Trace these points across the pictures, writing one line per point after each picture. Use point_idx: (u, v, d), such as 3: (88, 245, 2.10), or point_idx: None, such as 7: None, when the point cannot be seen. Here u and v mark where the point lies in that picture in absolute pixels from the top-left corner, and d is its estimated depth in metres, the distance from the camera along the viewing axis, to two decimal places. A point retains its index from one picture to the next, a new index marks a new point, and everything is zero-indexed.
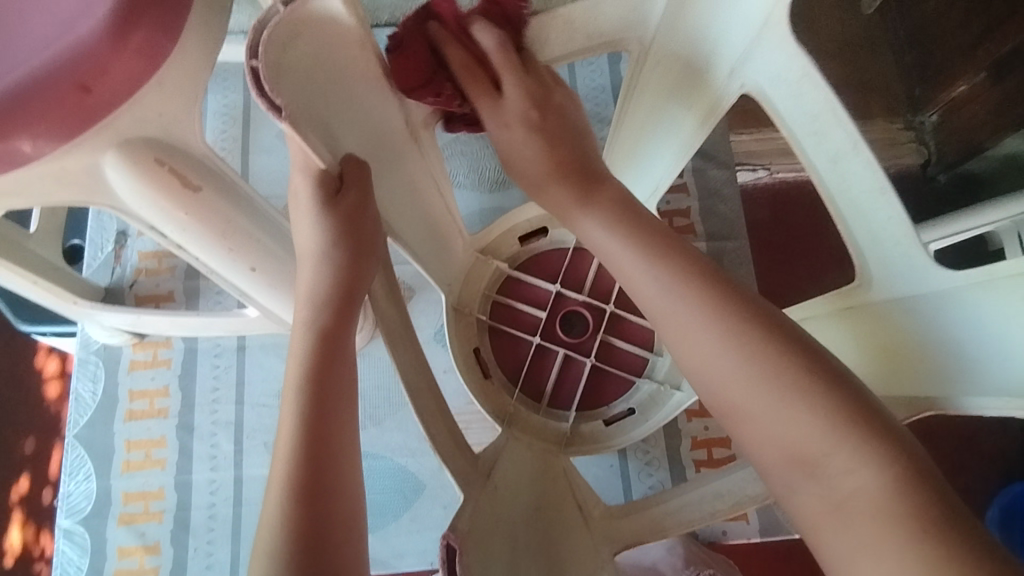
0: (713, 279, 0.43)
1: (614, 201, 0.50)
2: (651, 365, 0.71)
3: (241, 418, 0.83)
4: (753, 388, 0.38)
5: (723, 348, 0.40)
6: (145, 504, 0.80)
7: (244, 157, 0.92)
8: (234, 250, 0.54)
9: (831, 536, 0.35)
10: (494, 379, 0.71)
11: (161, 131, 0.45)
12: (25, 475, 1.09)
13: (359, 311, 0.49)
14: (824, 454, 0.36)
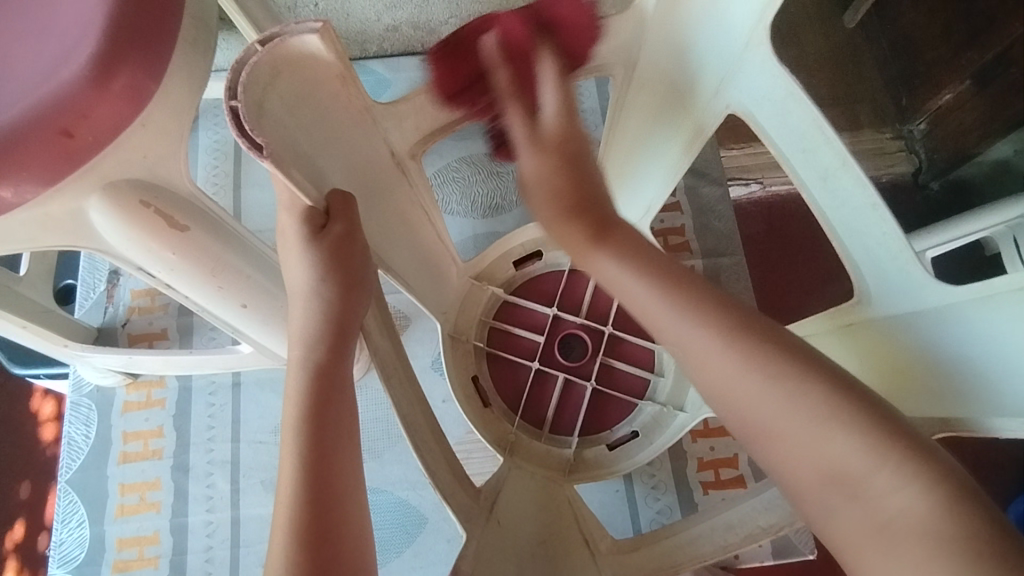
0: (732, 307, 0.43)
1: (624, 241, 0.49)
2: (653, 386, 0.70)
3: (237, 456, 0.81)
4: (785, 408, 0.38)
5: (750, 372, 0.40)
6: (140, 549, 0.78)
7: (236, 192, 0.92)
8: (225, 287, 0.54)
9: (883, 558, 0.34)
10: (494, 406, 0.69)
11: (147, 172, 0.44)
12: (20, 522, 1.07)
13: (352, 345, 0.48)
14: (865, 472, 0.35)
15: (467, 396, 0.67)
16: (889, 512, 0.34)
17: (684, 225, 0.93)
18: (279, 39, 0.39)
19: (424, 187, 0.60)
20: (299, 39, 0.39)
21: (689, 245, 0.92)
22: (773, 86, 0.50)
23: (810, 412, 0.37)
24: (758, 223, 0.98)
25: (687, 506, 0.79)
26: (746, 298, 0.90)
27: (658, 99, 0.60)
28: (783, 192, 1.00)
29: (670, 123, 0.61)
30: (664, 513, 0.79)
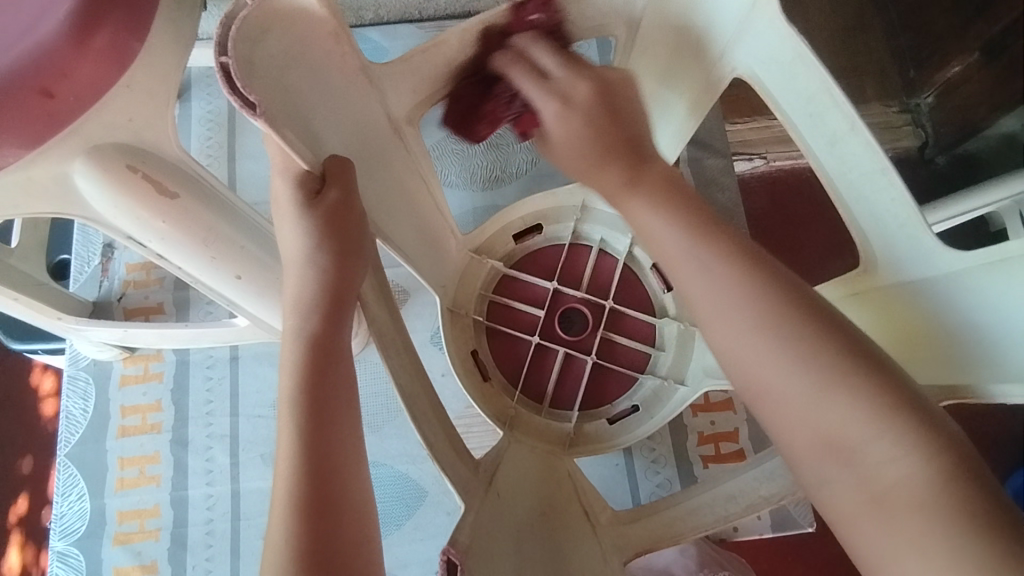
0: (752, 257, 0.40)
1: (662, 179, 0.44)
2: (655, 360, 0.69)
3: (236, 430, 0.81)
4: (793, 374, 0.37)
5: (761, 339, 0.38)
6: (140, 522, 0.78)
7: (230, 164, 0.91)
8: (218, 258, 0.52)
9: (874, 526, 0.35)
10: (494, 381, 0.69)
11: (132, 137, 0.43)
12: (23, 496, 1.07)
13: (352, 314, 0.47)
14: (865, 442, 0.35)
15: (466, 371, 0.66)
16: (881, 480, 0.35)
17: None
18: None
19: (422, 156, 0.59)
20: None
21: None
22: (782, 48, 0.47)
23: (808, 380, 0.36)
24: (761, 198, 0.97)
25: (687, 478, 0.79)
26: None
27: (664, 56, 0.57)
28: (787, 166, 0.98)
29: (672, 85, 0.59)
30: (664, 486, 0.79)
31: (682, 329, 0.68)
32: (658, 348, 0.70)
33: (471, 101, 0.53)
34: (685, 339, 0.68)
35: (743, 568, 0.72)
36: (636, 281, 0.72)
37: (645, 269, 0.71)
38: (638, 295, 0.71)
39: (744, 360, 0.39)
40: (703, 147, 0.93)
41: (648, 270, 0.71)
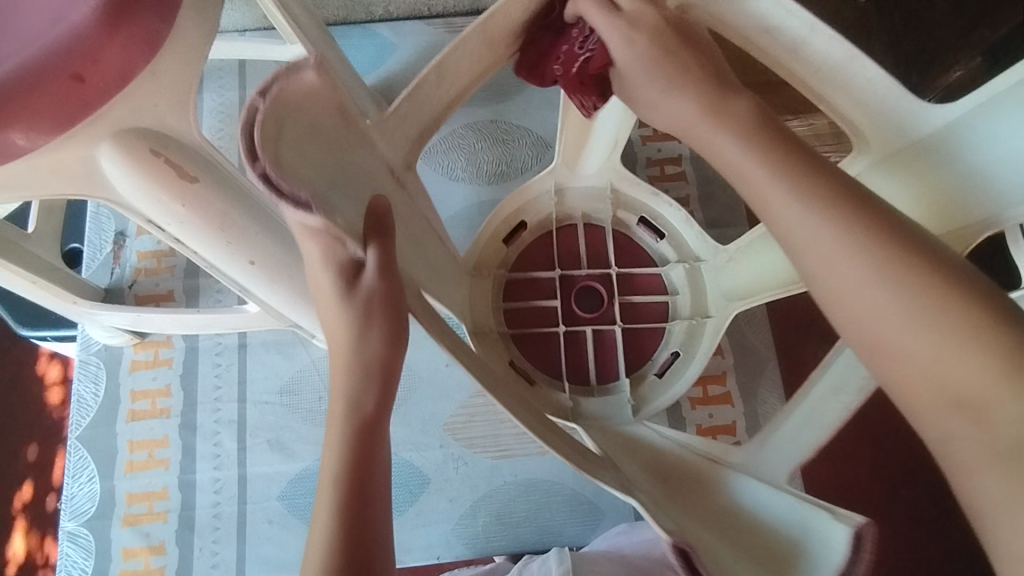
0: (849, 180, 0.35)
1: (751, 111, 0.39)
2: (673, 306, 0.71)
3: (244, 416, 0.82)
4: (913, 325, 0.31)
5: (872, 280, 0.32)
6: (149, 504, 0.79)
7: (242, 155, 0.92)
8: (234, 242, 0.54)
9: (1004, 490, 0.29)
10: (541, 381, 0.68)
11: (156, 123, 0.44)
12: (28, 482, 1.09)
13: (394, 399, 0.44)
14: (1002, 401, 0.29)
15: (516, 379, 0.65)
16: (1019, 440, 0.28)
17: (690, 195, 0.93)
18: (277, 85, 0.35)
19: None
20: (297, 80, 0.37)
21: (693, 216, 0.92)
22: None
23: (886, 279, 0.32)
24: None
25: None
26: None
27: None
28: None
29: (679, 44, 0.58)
30: None
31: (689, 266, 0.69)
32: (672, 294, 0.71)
33: (542, 47, 0.50)
34: (695, 275, 0.69)
35: None
36: (627, 237, 0.74)
37: (633, 227, 0.73)
38: (637, 248, 0.74)
39: (815, 263, 0.34)
40: None
41: (635, 225, 0.73)
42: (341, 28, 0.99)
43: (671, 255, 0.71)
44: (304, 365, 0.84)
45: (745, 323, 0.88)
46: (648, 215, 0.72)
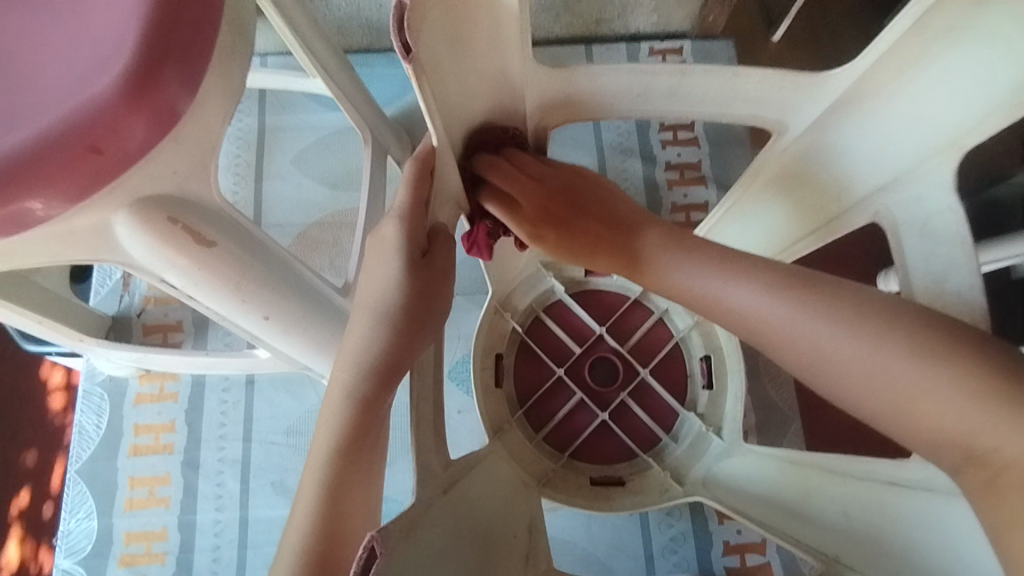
0: (777, 271, 0.42)
1: (661, 237, 0.50)
2: (667, 321, 0.84)
3: (248, 455, 0.80)
4: (905, 380, 0.35)
5: (853, 349, 0.37)
6: (147, 545, 0.77)
7: (258, 183, 0.90)
8: (248, 301, 0.52)
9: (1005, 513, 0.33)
10: (620, 468, 0.79)
11: (175, 188, 0.42)
12: (24, 490, 1.03)
13: (376, 456, 0.43)
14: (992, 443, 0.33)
15: (600, 495, 0.74)
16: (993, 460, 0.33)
17: None
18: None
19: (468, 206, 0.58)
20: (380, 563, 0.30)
21: None
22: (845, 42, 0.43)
23: (903, 365, 0.35)
24: None
25: (700, 532, 0.79)
26: None
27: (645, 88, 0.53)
28: None
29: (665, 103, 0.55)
30: (677, 540, 0.78)
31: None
32: (662, 311, 0.84)
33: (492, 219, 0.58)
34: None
35: None
36: (590, 288, 0.87)
37: (586, 279, 0.86)
38: (606, 292, 0.86)
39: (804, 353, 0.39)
40: None
41: (587, 277, 0.85)
42: (364, 56, 0.97)
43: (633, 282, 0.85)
44: (311, 405, 0.82)
45: (768, 380, 0.85)
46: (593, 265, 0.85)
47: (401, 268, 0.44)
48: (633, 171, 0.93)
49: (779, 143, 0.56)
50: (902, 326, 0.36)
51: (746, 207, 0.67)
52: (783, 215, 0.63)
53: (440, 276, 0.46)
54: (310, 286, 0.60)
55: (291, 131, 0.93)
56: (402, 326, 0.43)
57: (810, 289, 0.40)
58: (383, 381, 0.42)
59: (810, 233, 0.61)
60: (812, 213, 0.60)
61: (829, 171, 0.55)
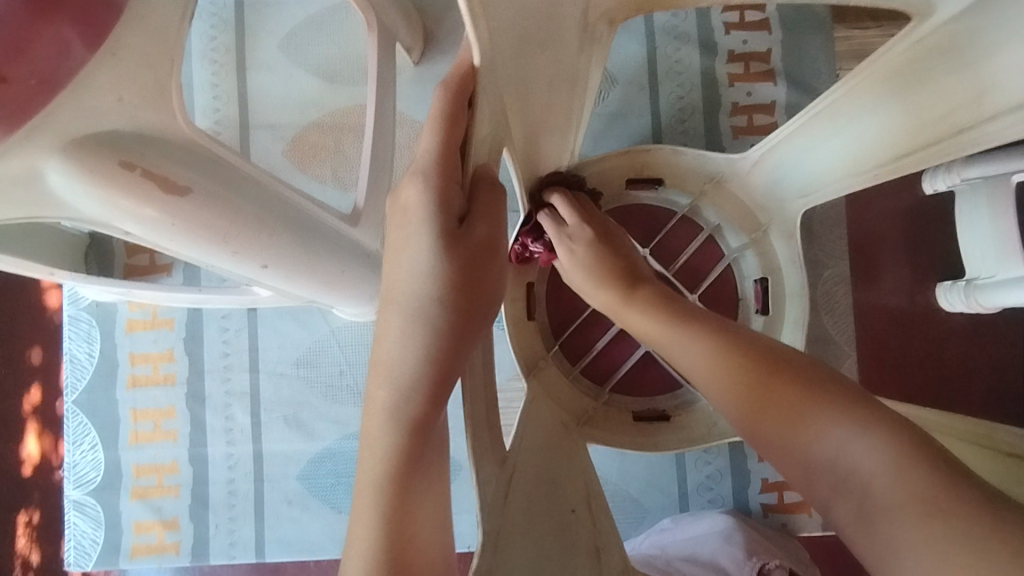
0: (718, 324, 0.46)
1: (649, 291, 0.53)
2: (719, 238, 0.72)
3: (257, 387, 0.74)
4: (798, 406, 0.38)
5: (766, 381, 0.40)
6: (158, 478, 0.74)
7: (241, 73, 0.75)
8: (241, 253, 0.43)
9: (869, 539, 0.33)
10: (663, 400, 0.74)
11: (125, 120, 0.33)
12: (36, 386, 0.88)
13: (427, 460, 0.35)
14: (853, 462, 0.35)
15: (645, 432, 0.69)
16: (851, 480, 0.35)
17: None
18: None
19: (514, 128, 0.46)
20: None
21: None
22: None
23: (800, 397, 0.38)
24: None
25: (738, 469, 0.75)
26: (839, 250, 0.80)
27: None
28: None
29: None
30: (713, 478, 0.75)
31: (715, 179, 0.69)
32: (711, 226, 0.71)
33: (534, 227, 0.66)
34: (719, 190, 0.69)
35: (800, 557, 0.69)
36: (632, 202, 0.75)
37: (627, 193, 0.73)
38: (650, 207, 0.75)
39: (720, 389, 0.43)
40: (807, 92, 0.77)
41: (629, 190, 0.73)
42: None
43: (680, 195, 0.72)
44: (322, 335, 0.75)
45: (825, 313, 0.79)
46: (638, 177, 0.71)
47: (440, 254, 0.33)
48: (691, 63, 0.78)
49: (919, 28, 0.48)
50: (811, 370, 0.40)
51: (830, 119, 0.57)
52: (880, 127, 0.54)
53: (483, 251, 0.35)
54: (312, 223, 0.49)
55: (275, 5, 0.76)
56: (451, 319, 0.34)
57: (739, 340, 0.44)
58: (433, 395, 0.34)
59: (905, 155, 0.53)
60: (917, 129, 0.52)
61: (969, 73, 0.47)
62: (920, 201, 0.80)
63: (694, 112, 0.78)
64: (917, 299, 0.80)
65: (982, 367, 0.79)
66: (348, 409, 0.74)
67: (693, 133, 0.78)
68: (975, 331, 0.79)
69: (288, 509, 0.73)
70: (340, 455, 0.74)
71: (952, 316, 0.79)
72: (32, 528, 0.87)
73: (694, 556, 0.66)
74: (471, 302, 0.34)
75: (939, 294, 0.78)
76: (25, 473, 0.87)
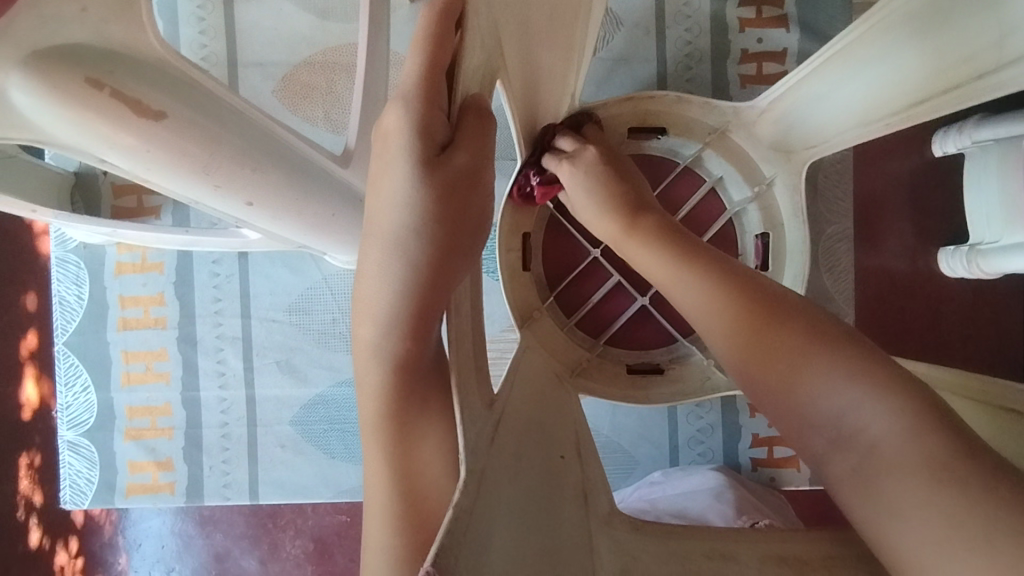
0: (731, 269, 0.41)
1: (659, 226, 0.48)
2: (721, 192, 0.70)
3: (249, 332, 0.74)
4: (814, 359, 0.34)
5: (784, 331, 0.36)
6: (152, 419, 0.74)
7: (228, 7, 0.72)
8: (223, 186, 0.41)
9: (871, 504, 0.30)
10: (657, 354, 0.73)
11: (88, 36, 0.31)
12: (32, 331, 0.88)
13: (420, 393, 0.36)
14: (865, 420, 0.32)
15: (637, 384, 0.69)
16: (859, 440, 0.32)
17: None
18: None
19: (511, 62, 0.44)
20: None
21: None
22: None
23: (822, 353, 0.34)
24: None
25: (729, 423, 0.75)
26: (842, 208, 0.78)
27: None
28: None
29: None
30: (704, 432, 0.76)
31: (719, 130, 0.66)
32: (712, 179, 0.69)
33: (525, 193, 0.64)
34: (723, 141, 0.67)
35: (785, 512, 0.70)
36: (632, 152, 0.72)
37: (628, 142, 0.70)
38: (650, 157, 0.73)
39: (730, 335, 0.38)
40: (820, 40, 0.73)
41: (630, 139, 0.70)
42: None
43: (680, 146, 0.70)
44: (314, 282, 0.74)
45: (826, 270, 0.78)
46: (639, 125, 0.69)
47: (419, 187, 0.32)
48: (699, 6, 0.74)
49: None
50: (829, 324, 0.36)
51: (845, 61, 0.54)
52: (896, 70, 0.53)
53: (467, 181, 0.33)
54: (300, 158, 0.47)
55: None
56: (432, 254, 0.33)
57: (756, 287, 0.40)
58: (413, 330, 0.35)
59: (919, 103, 0.52)
60: (935, 74, 0.51)
61: (993, 17, 0.46)
62: (926, 163, 0.78)
63: (701, 60, 0.75)
64: (918, 263, 0.78)
65: (980, 325, 0.79)
66: (341, 356, 0.74)
67: (699, 81, 0.75)
68: (975, 297, 0.79)
69: (281, 453, 0.74)
70: (334, 402, 0.74)
71: (953, 281, 0.78)
72: (34, 470, 0.87)
73: (679, 513, 0.66)
74: (454, 235, 0.34)
75: (941, 259, 0.77)
76: (25, 418, 0.87)
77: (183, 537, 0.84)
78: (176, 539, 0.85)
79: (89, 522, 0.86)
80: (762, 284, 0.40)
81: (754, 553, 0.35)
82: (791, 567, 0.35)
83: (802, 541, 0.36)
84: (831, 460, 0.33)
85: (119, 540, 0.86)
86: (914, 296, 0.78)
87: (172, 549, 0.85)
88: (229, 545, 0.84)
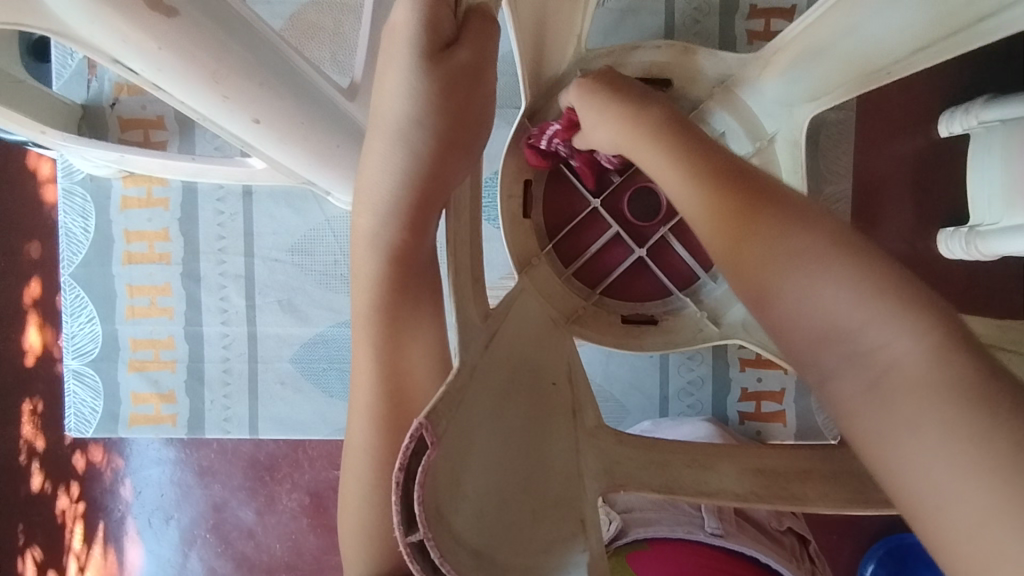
0: (726, 162, 0.36)
1: (662, 125, 0.44)
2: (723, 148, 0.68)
3: (252, 271, 0.75)
4: (829, 259, 0.28)
5: (786, 228, 0.30)
6: (155, 352, 0.75)
7: None
8: (232, 98, 0.42)
9: (879, 427, 0.26)
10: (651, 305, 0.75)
11: None
12: (36, 279, 0.89)
13: (420, 297, 0.38)
14: (879, 327, 0.27)
15: (631, 331, 0.70)
16: (873, 359, 0.27)
17: None
18: (429, 474, 0.25)
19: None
20: (429, 465, 0.25)
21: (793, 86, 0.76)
22: None
23: (830, 251, 0.29)
24: None
25: (719, 376, 0.77)
26: (841, 168, 0.78)
27: None
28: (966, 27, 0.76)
29: None
30: (694, 384, 0.77)
31: (724, 83, 0.67)
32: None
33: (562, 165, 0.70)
34: (728, 95, 0.66)
35: None
36: None
37: None
38: None
39: (720, 237, 0.33)
40: None
41: None
42: None
43: (682, 99, 0.69)
44: (317, 224, 0.75)
45: None
46: (643, 76, 0.69)
47: (422, 76, 0.34)
48: None
49: None
50: (832, 218, 0.30)
51: (849, 14, 0.54)
52: (900, 20, 0.53)
53: (468, 79, 0.35)
54: (310, 84, 0.48)
55: None
56: (434, 144, 0.35)
57: (749, 182, 0.34)
58: (411, 221, 0.37)
59: (924, 48, 0.54)
60: (938, 21, 0.52)
61: None
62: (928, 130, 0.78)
63: (710, 13, 0.75)
64: (918, 246, 0.79)
65: (975, 292, 0.79)
66: (341, 297, 0.75)
67: (706, 35, 0.75)
68: (970, 276, 0.79)
69: (281, 389, 0.75)
70: (333, 341, 0.75)
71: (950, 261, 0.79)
72: (36, 416, 0.89)
73: None
74: (456, 135, 0.36)
75: (940, 241, 0.77)
76: (29, 363, 0.89)
77: (181, 486, 0.86)
78: (175, 488, 0.87)
79: (90, 469, 0.88)
80: (754, 177, 0.34)
81: (732, 465, 0.37)
82: (766, 477, 0.36)
83: (782, 454, 0.37)
84: (837, 383, 0.28)
85: (119, 488, 0.88)
86: (910, 260, 0.79)
87: (171, 497, 0.87)
88: (226, 495, 0.86)
